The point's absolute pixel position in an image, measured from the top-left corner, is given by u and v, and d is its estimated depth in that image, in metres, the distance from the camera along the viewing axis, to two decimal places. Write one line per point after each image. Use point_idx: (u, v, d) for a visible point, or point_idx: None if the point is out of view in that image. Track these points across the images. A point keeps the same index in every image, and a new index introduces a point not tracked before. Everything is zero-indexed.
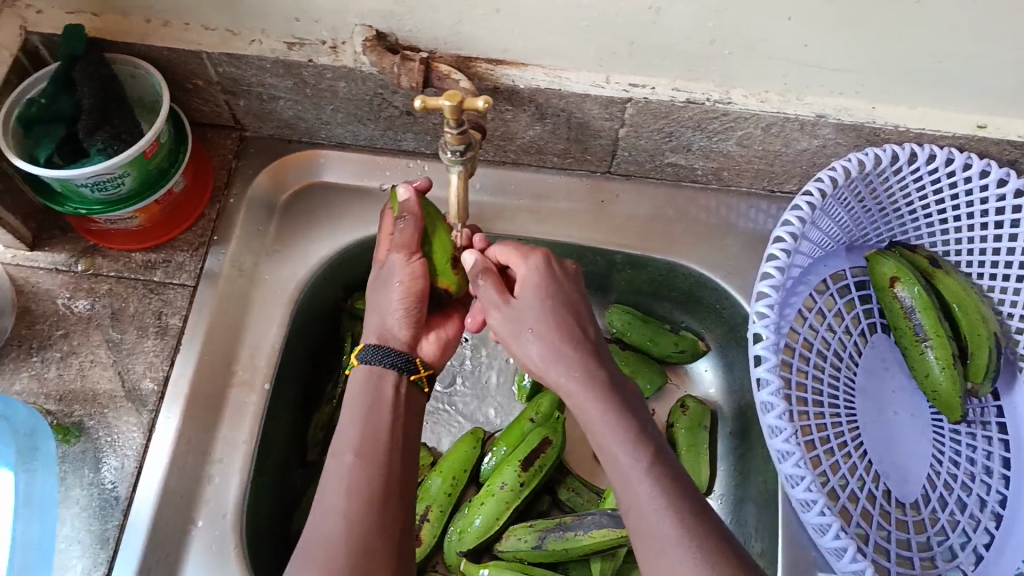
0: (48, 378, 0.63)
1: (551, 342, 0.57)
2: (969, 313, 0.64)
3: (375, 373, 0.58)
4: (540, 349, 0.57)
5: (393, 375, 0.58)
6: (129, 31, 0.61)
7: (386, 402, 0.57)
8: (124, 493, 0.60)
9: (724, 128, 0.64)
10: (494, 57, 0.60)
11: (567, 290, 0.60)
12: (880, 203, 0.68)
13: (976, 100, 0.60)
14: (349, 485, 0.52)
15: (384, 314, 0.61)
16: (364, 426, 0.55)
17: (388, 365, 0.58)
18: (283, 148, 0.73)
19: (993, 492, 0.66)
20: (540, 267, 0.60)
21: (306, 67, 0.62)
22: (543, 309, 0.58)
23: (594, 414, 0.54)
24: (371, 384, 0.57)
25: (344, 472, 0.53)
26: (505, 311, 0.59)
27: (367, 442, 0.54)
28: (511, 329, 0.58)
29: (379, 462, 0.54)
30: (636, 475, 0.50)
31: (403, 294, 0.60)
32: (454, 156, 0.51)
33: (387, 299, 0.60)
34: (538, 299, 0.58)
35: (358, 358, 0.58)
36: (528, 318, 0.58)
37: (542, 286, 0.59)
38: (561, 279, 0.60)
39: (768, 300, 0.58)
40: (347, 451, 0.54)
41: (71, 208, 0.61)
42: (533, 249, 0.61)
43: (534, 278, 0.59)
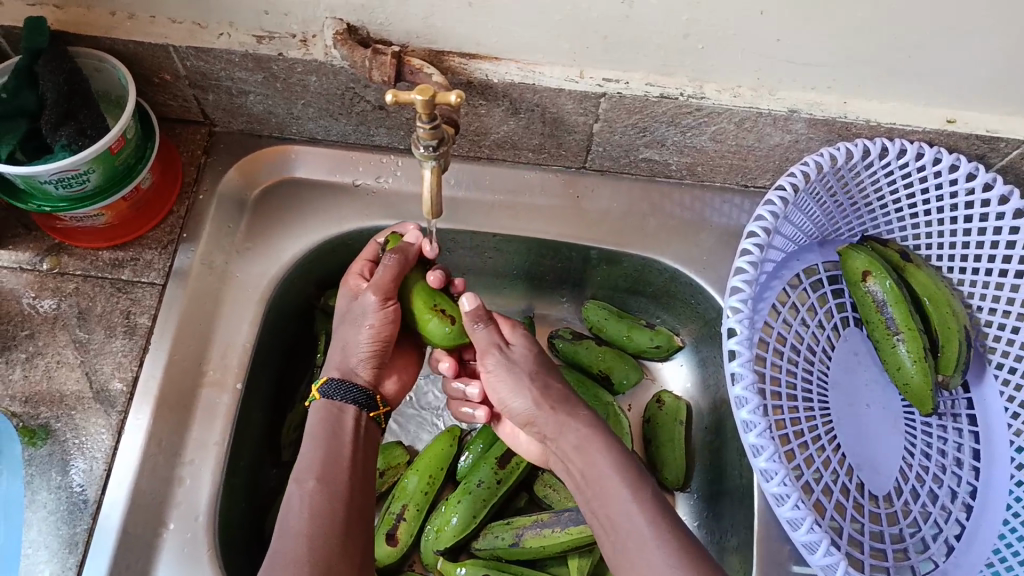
0: (13, 380, 0.62)
1: (549, 391, 0.60)
2: (939, 305, 0.65)
3: (338, 409, 0.58)
4: (538, 399, 0.59)
5: (354, 410, 0.59)
6: (93, 24, 0.60)
7: (346, 433, 0.58)
8: (92, 496, 0.59)
9: (698, 124, 0.64)
10: (467, 50, 0.60)
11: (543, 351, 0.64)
12: (852, 198, 0.69)
13: (946, 95, 0.61)
14: (312, 511, 0.52)
15: (346, 350, 0.61)
16: (326, 453, 0.55)
17: (350, 401, 0.59)
18: (254, 144, 0.72)
19: (964, 483, 0.67)
20: (526, 331, 0.63)
21: (276, 62, 0.61)
22: (536, 359, 0.61)
23: (587, 450, 0.57)
24: (333, 418, 0.58)
25: (305, 497, 0.53)
26: (501, 358, 0.60)
27: (330, 470, 0.55)
28: (508, 370, 0.60)
29: (338, 488, 0.54)
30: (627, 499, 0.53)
31: (374, 336, 0.60)
32: (427, 150, 0.50)
33: (355, 338, 0.61)
34: (530, 353, 0.62)
35: (321, 392, 0.59)
36: (525, 367, 0.60)
37: (530, 344, 0.62)
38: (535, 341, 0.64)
39: (741, 295, 0.58)
40: (309, 476, 0.54)
41: (35, 207, 0.60)
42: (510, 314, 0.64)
43: (524, 337, 0.62)
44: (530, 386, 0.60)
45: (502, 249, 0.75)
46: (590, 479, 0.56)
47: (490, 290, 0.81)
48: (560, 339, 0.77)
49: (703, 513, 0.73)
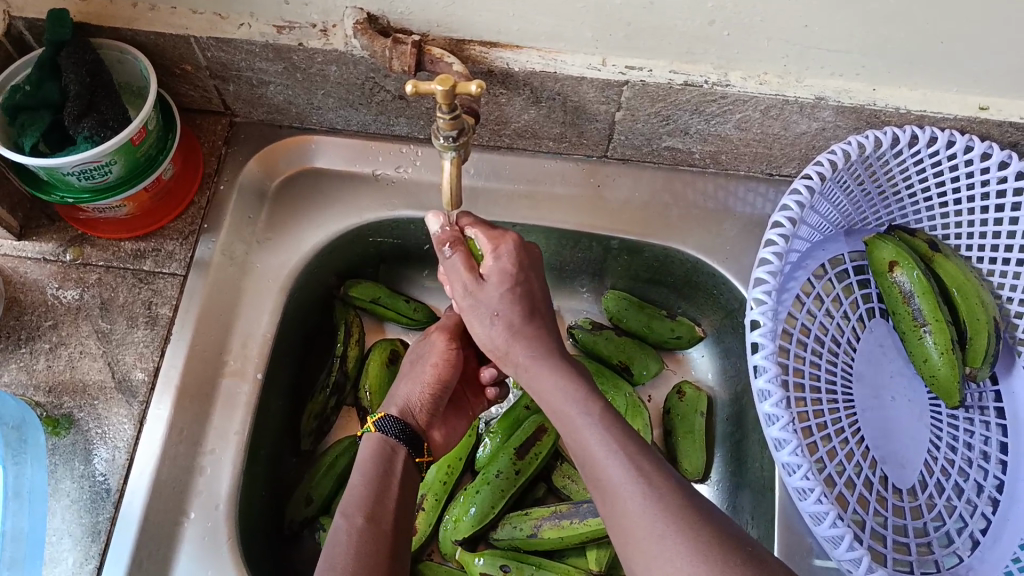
0: (37, 370, 0.63)
1: (511, 326, 0.55)
2: (969, 297, 0.64)
3: (388, 444, 0.59)
4: (498, 338, 0.56)
5: (404, 449, 0.59)
6: (115, 15, 0.60)
7: (395, 476, 0.58)
8: (115, 485, 0.59)
9: (722, 112, 0.63)
10: (487, 39, 0.59)
11: (530, 278, 0.57)
12: (880, 186, 0.67)
13: (978, 82, 0.59)
14: (358, 549, 0.52)
15: (408, 388, 0.64)
16: (375, 492, 0.56)
17: (402, 440, 0.60)
18: (273, 134, 0.72)
19: (990, 477, 0.65)
20: (509, 255, 0.56)
21: (297, 52, 0.61)
22: (509, 299, 0.55)
23: (571, 413, 0.53)
24: (385, 453, 0.59)
25: (353, 535, 0.53)
26: (466, 294, 0.56)
27: (378, 508, 0.55)
28: (473, 306, 0.56)
29: (385, 528, 0.54)
30: (615, 465, 0.49)
31: (434, 378, 0.64)
32: (447, 142, 0.50)
33: (418, 378, 0.64)
34: (503, 289, 0.55)
35: (377, 424, 0.60)
36: (490, 306, 0.55)
37: (509, 271, 0.56)
38: (527, 267, 0.57)
39: (766, 286, 0.57)
40: (358, 512, 0.54)
41: (58, 197, 0.60)
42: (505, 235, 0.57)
43: (502, 267, 0.56)
44: (489, 323, 0.56)
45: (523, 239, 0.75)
46: (581, 445, 0.52)
47: None
48: (578, 329, 0.76)
49: (724, 504, 0.72)
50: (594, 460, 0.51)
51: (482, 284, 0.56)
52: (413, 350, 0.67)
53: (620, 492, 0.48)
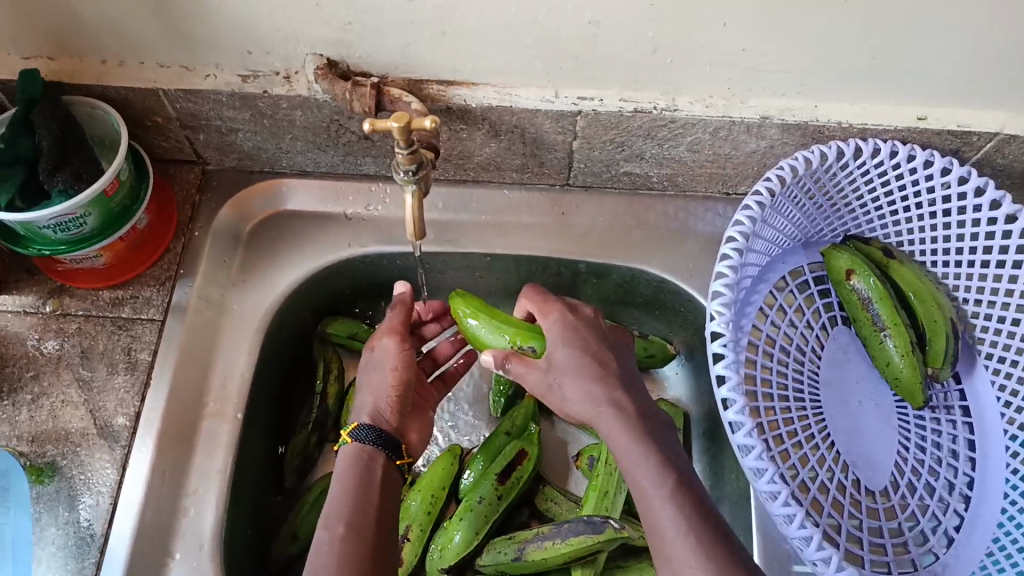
0: (20, 421, 0.64)
1: (593, 380, 0.57)
2: (925, 300, 0.66)
3: (369, 454, 0.57)
4: (583, 392, 0.57)
5: (382, 456, 0.58)
6: (86, 73, 0.62)
7: (378, 479, 0.56)
8: (99, 530, 0.60)
9: (673, 135, 0.66)
10: (444, 78, 0.62)
11: (589, 338, 0.60)
12: (830, 198, 0.70)
13: (914, 93, 0.62)
14: (343, 557, 0.51)
15: (373, 397, 0.61)
16: (357, 496, 0.55)
17: (379, 447, 0.57)
18: (246, 179, 0.74)
19: (960, 475, 0.67)
20: (561, 316, 0.61)
21: (262, 98, 0.63)
22: (574, 358, 0.58)
23: (625, 442, 0.55)
24: (362, 464, 0.57)
25: (336, 543, 0.52)
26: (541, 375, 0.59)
27: (358, 514, 0.54)
28: (550, 382, 0.59)
29: (367, 536, 0.53)
30: (658, 501, 0.51)
31: (395, 379, 0.61)
32: (408, 175, 0.53)
33: (379, 383, 0.61)
34: (565, 347, 0.59)
35: (353, 436, 0.58)
36: (563, 372, 0.58)
37: (568, 334, 0.59)
38: (581, 326, 0.60)
39: (723, 299, 0.59)
40: (339, 521, 0.53)
41: (35, 250, 0.62)
42: (552, 306, 0.62)
43: (559, 328, 0.60)
44: (573, 381, 0.58)
45: (493, 268, 0.77)
46: (629, 468, 0.54)
47: None
48: None
49: None
50: (643, 491, 0.52)
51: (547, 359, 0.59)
52: (367, 358, 0.64)
53: (660, 527, 0.50)
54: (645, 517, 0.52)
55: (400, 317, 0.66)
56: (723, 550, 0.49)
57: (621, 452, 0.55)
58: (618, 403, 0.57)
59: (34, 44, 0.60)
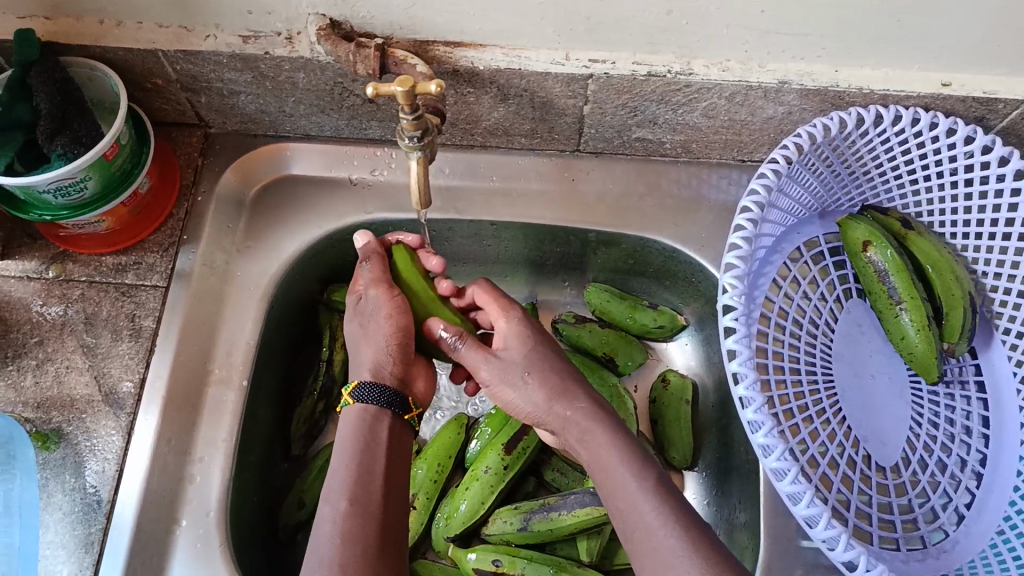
0: (25, 387, 0.64)
1: (554, 383, 0.57)
2: (943, 274, 0.64)
3: (373, 414, 0.55)
4: (539, 393, 0.57)
5: (388, 415, 0.55)
6: (83, 34, 0.61)
7: (379, 443, 0.54)
8: (106, 497, 0.60)
9: (688, 100, 0.64)
10: (451, 39, 0.60)
11: (548, 343, 0.60)
12: (849, 167, 0.68)
13: (939, 58, 0.60)
14: (346, 535, 0.49)
15: (372, 351, 0.58)
16: (361, 467, 0.52)
17: (383, 406, 0.55)
18: (249, 143, 0.73)
19: (973, 451, 0.66)
20: (518, 315, 0.60)
21: (263, 60, 0.61)
22: (534, 358, 0.58)
23: (603, 440, 0.54)
24: (365, 423, 0.54)
25: (340, 521, 0.49)
26: (493, 367, 0.59)
27: (364, 488, 0.51)
28: (503, 377, 0.58)
29: (374, 511, 0.50)
30: (639, 491, 0.51)
31: (393, 330, 0.59)
32: (411, 142, 0.51)
33: (375, 333, 0.59)
34: (526, 348, 0.59)
35: (354, 396, 0.55)
36: (520, 368, 0.58)
37: (528, 334, 0.59)
38: (541, 331, 0.61)
39: (736, 271, 0.57)
40: (342, 496, 0.51)
41: (36, 216, 0.62)
42: (512, 304, 0.61)
43: (521, 329, 0.59)
44: (537, 379, 0.57)
45: (501, 236, 0.75)
46: (603, 468, 0.54)
47: (491, 278, 0.82)
48: (563, 324, 0.77)
49: (712, 490, 0.73)
50: (622, 489, 0.52)
51: (504, 354, 0.59)
52: (356, 308, 0.61)
53: (642, 515, 0.50)
54: (625, 514, 0.51)
55: (379, 266, 0.61)
56: (709, 543, 0.48)
57: (597, 449, 0.54)
58: (591, 405, 0.57)
59: (29, 2, 0.58)
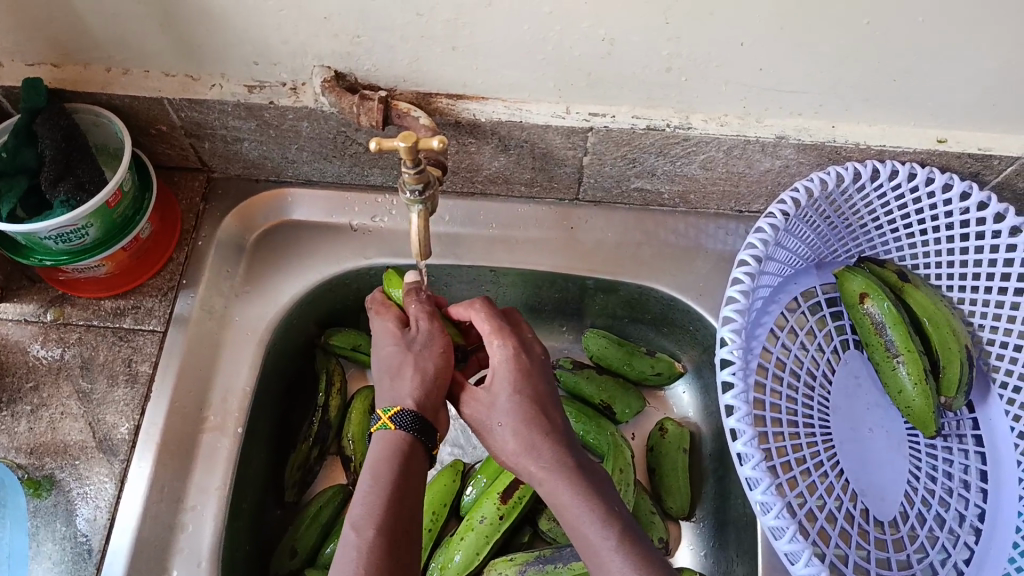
0: (19, 433, 0.63)
1: (527, 433, 0.55)
2: (940, 327, 0.65)
3: (410, 443, 0.53)
4: (512, 442, 0.55)
5: (419, 446, 0.54)
6: (89, 81, 0.61)
7: (409, 472, 0.52)
8: (97, 545, 0.60)
9: (686, 153, 0.65)
10: (453, 92, 0.60)
11: (536, 383, 0.57)
12: (846, 220, 0.69)
13: (935, 116, 0.61)
14: (374, 566, 0.48)
15: (417, 377, 0.55)
16: (390, 495, 0.51)
17: (419, 439, 0.53)
18: (251, 188, 0.73)
19: (971, 506, 0.66)
20: (515, 351, 0.57)
21: (268, 109, 0.62)
22: (510, 405, 0.55)
23: (568, 496, 0.53)
24: (399, 452, 0.52)
25: (365, 548, 0.48)
26: (482, 408, 0.57)
27: (390, 518, 0.50)
28: (484, 421, 0.57)
29: (399, 542, 0.50)
30: (612, 555, 0.50)
31: (441, 367, 0.56)
32: (414, 194, 0.51)
33: (424, 362, 0.56)
34: (510, 388, 0.56)
35: (396, 421, 0.53)
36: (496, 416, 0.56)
37: (515, 374, 0.56)
38: (532, 367, 0.57)
39: (734, 325, 0.57)
40: (369, 523, 0.49)
41: (37, 260, 0.62)
42: (506, 334, 0.57)
43: (507, 366, 0.56)
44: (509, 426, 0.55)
45: (500, 282, 0.76)
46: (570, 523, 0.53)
47: None
48: (561, 369, 0.77)
49: (709, 541, 0.72)
50: (591, 548, 0.51)
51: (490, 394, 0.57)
52: (400, 335, 0.58)
53: None
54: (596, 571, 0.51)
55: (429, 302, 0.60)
56: None
57: (561, 506, 0.53)
58: (557, 457, 0.55)
59: (37, 50, 0.59)
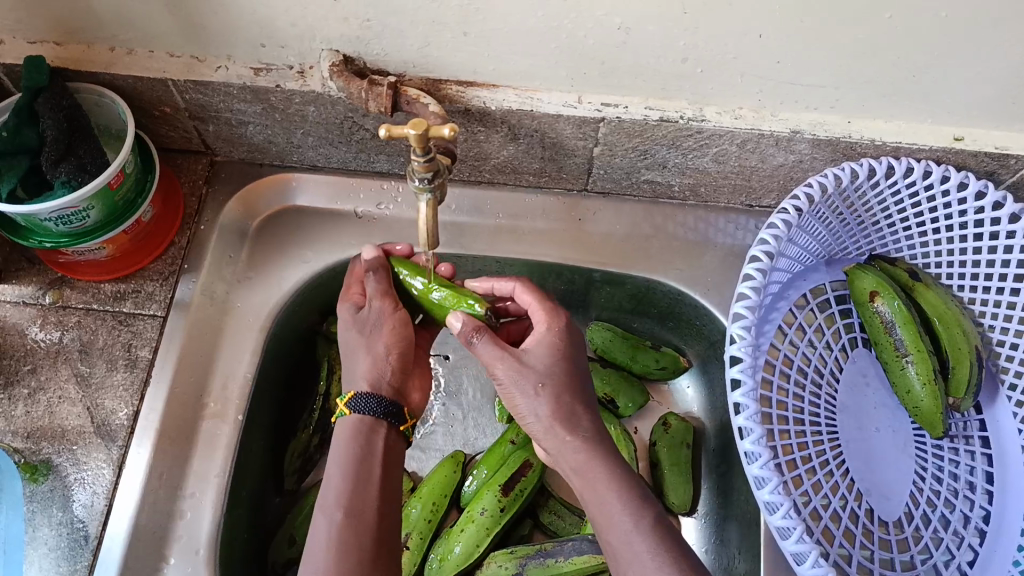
0: (16, 416, 0.63)
1: (566, 403, 0.54)
2: (950, 326, 0.64)
3: (370, 424, 0.54)
4: (547, 410, 0.54)
5: (383, 428, 0.55)
6: (92, 60, 0.60)
7: (375, 453, 0.53)
8: (94, 532, 0.59)
9: (698, 146, 0.64)
10: (464, 79, 0.59)
11: (578, 357, 0.57)
12: (858, 217, 0.68)
13: (951, 114, 0.60)
14: (340, 548, 0.49)
15: (368, 360, 0.56)
16: (357, 479, 0.52)
17: (381, 416, 0.54)
18: (254, 172, 0.72)
19: (976, 508, 0.65)
20: (563, 325, 0.57)
21: (274, 93, 0.61)
22: (551, 368, 0.54)
23: (603, 480, 0.52)
24: (363, 433, 0.54)
25: (334, 532, 0.50)
26: (511, 365, 0.54)
27: (358, 500, 0.51)
28: (516, 381, 0.54)
29: (368, 520, 0.51)
30: (640, 539, 0.50)
31: (393, 343, 0.57)
32: (423, 183, 0.50)
33: (375, 343, 0.57)
34: (553, 355, 0.55)
35: (352, 406, 0.54)
36: (535, 375, 0.54)
37: (565, 344, 0.56)
38: (577, 342, 0.58)
39: (744, 321, 0.57)
40: (337, 508, 0.51)
41: (37, 242, 0.61)
42: (557, 310, 0.58)
43: (552, 338, 0.56)
44: (536, 396, 0.54)
45: (505, 272, 0.75)
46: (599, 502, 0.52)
47: None
48: None
49: (711, 538, 0.72)
50: (620, 532, 0.51)
51: (525, 356, 0.55)
52: (353, 317, 0.58)
53: (641, 561, 0.49)
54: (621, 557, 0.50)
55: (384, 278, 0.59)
56: None
57: (593, 484, 0.53)
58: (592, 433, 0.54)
59: (38, 28, 0.58)
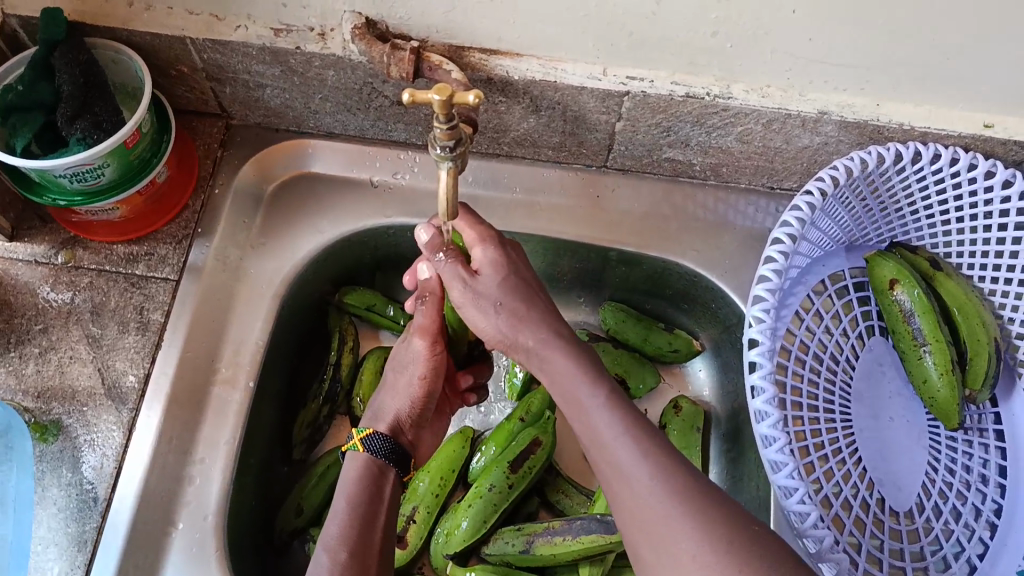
0: (26, 374, 0.62)
1: (521, 315, 0.54)
2: (969, 317, 0.63)
3: (379, 468, 0.56)
4: (505, 321, 0.54)
5: (392, 473, 0.56)
6: (110, 16, 0.59)
7: (382, 499, 0.55)
8: (103, 494, 0.59)
9: (724, 123, 0.63)
10: (488, 47, 0.58)
11: (520, 269, 0.56)
12: (881, 202, 0.67)
13: (982, 100, 0.59)
14: None
15: (396, 401, 0.60)
16: (363, 519, 0.53)
17: (391, 462, 0.56)
18: (270, 137, 0.71)
19: (988, 500, 0.65)
20: (499, 240, 0.56)
21: (295, 55, 0.60)
22: (501, 288, 0.54)
23: (577, 391, 0.51)
24: (372, 478, 0.55)
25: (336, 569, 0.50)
26: (466, 289, 0.55)
27: (363, 541, 0.52)
28: (472, 301, 0.55)
29: (368, 564, 0.52)
30: (621, 449, 0.48)
31: (422, 388, 0.60)
32: (444, 151, 0.49)
33: (405, 383, 0.60)
34: (499, 275, 0.55)
35: (366, 443, 0.56)
36: (490, 296, 0.54)
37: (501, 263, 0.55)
38: (516, 259, 0.57)
39: (764, 304, 0.56)
40: (342, 546, 0.51)
41: (50, 200, 0.60)
42: (489, 228, 0.57)
43: (494, 257, 0.56)
44: (493, 317, 0.54)
45: None
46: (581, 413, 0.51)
47: None
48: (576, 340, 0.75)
49: None
50: (602, 445, 0.49)
51: (477, 279, 0.55)
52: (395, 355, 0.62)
53: (623, 472, 0.47)
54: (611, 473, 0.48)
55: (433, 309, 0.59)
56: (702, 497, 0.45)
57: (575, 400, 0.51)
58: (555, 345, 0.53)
59: None
